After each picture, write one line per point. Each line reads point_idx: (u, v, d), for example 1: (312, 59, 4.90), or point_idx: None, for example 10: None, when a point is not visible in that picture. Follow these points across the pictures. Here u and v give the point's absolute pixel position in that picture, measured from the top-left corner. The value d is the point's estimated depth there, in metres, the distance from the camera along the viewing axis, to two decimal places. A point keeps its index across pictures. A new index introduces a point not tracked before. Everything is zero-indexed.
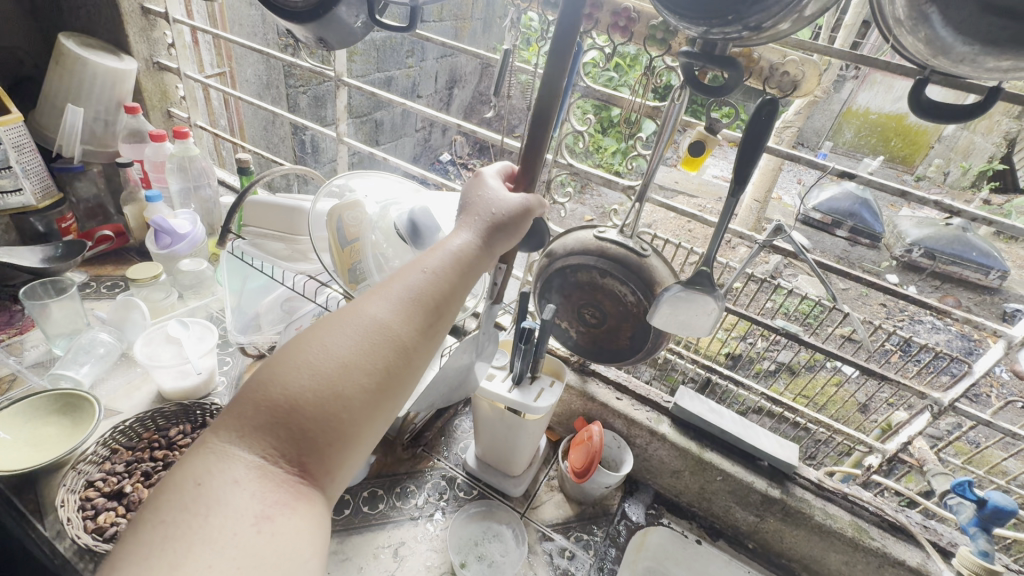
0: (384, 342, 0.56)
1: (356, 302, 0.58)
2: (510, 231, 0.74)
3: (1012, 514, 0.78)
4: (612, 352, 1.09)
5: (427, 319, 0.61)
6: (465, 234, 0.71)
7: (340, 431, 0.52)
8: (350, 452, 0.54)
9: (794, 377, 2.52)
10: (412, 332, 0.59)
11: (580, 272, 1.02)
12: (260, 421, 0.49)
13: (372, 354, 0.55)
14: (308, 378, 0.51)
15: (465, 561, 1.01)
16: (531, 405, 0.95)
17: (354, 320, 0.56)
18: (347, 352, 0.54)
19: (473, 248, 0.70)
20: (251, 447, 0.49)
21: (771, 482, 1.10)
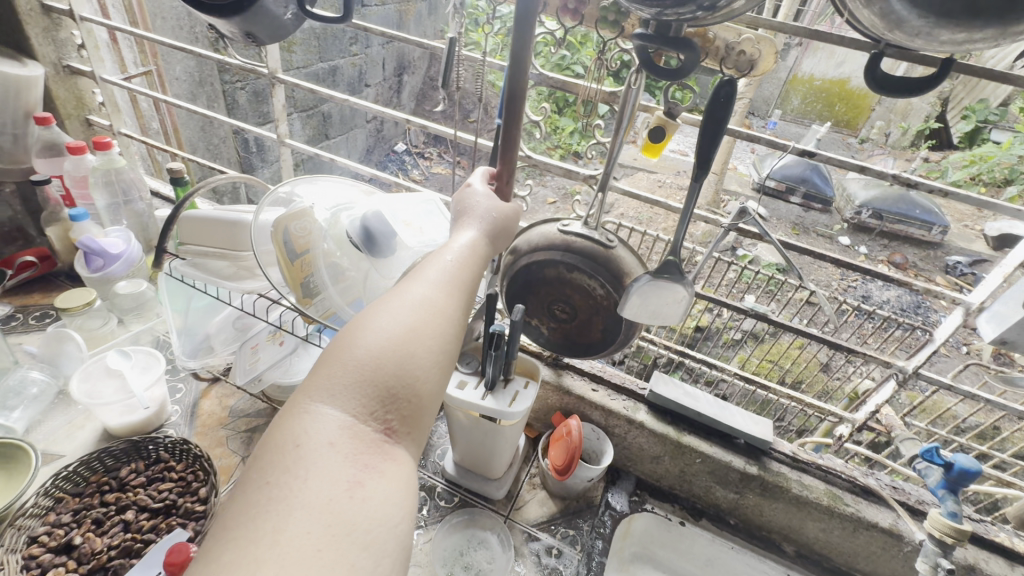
0: (442, 311, 0.58)
1: (406, 279, 0.60)
2: (502, 232, 0.80)
3: (977, 474, 0.81)
4: (585, 348, 1.07)
5: (470, 296, 0.64)
6: (476, 227, 0.75)
7: (415, 396, 0.53)
8: (422, 420, 0.55)
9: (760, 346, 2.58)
10: (461, 305, 0.62)
11: (547, 268, 0.98)
12: (345, 385, 0.50)
13: (434, 324, 0.56)
14: (381, 342, 0.52)
15: (451, 574, 0.98)
16: (506, 410, 0.92)
17: (412, 294, 0.58)
18: (413, 321, 0.55)
19: (484, 240, 0.74)
20: (337, 411, 0.49)
21: (748, 460, 1.12)
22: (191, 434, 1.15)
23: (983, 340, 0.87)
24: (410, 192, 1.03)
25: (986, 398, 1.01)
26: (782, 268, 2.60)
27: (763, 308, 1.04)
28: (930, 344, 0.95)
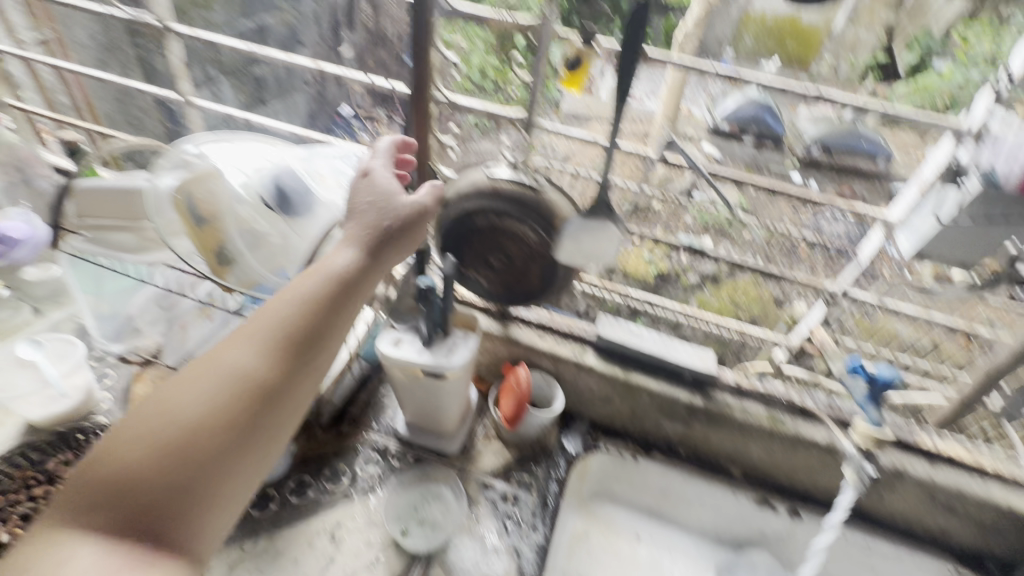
0: (233, 392, 0.60)
1: (197, 367, 0.62)
2: (406, 234, 0.75)
3: (896, 382, 0.85)
4: (526, 296, 1.06)
5: (275, 367, 0.63)
6: (352, 250, 0.72)
7: (179, 488, 0.54)
8: (198, 514, 0.55)
9: (719, 284, 2.62)
10: (263, 382, 0.62)
11: (477, 216, 0.95)
12: (89, 502, 0.52)
13: (215, 409, 0.59)
14: (147, 442, 0.55)
15: (406, 528, 0.99)
16: (444, 363, 0.90)
17: (223, 363, 0.61)
18: (216, 391, 0.60)
19: (364, 261, 0.71)
20: (88, 534, 0.51)
21: (694, 392, 1.15)
22: (125, 420, 1.09)
23: None
24: (325, 149, 0.97)
25: (909, 314, 1.03)
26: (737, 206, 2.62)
27: (699, 243, 1.04)
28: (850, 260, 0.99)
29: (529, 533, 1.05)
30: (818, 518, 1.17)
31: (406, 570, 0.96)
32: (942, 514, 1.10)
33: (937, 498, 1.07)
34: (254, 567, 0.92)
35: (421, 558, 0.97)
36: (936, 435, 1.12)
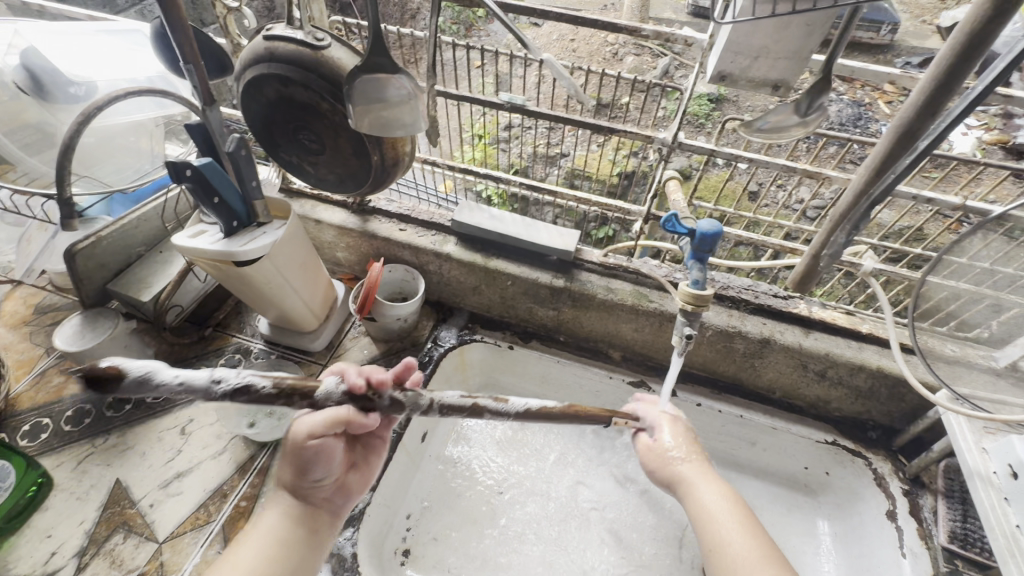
0: (298, 469, 0.65)
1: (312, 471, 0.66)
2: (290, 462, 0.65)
3: (717, 237, 0.75)
4: (351, 179, 0.98)
5: (292, 480, 0.66)
6: (293, 476, 0.66)
7: (299, 479, 0.65)
8: (305, 479, 0.65)
9: (687, 182, 2.12)
10: (293, 461, 0.64)
11: (265, 88, 0.86)
12: (285, 507, 0.66)
13: (298, 464, 0.64)
14: (299, 476, 0.65)
15: (253, 421, 1.00)
16: (237, 251, 0.85)
17: (260, 531, 0.64)
18: (256, 565, 0.61)
19: (290, 478, 0.66)
20: (281, 507, 0.66)
21: (557, 274, 1.09)
22: None
23: (705, 78, 0.71)
24: (69, 33, 1.01)
25: (748, 160, 1.03)
26: (708, 93, 2.32)
27: (520, 99, 1.01)
28: (712, 57, 0.70)
29: None
30: (694, 395, 1.15)
31: (251, 458, 0.98)
32: (816, 382, 1.06)
33: (808, 367, 1.03)
34: (102, 460, 0.96)
35: (269, 446, 1.00)
36: (815, 304, 1.05)
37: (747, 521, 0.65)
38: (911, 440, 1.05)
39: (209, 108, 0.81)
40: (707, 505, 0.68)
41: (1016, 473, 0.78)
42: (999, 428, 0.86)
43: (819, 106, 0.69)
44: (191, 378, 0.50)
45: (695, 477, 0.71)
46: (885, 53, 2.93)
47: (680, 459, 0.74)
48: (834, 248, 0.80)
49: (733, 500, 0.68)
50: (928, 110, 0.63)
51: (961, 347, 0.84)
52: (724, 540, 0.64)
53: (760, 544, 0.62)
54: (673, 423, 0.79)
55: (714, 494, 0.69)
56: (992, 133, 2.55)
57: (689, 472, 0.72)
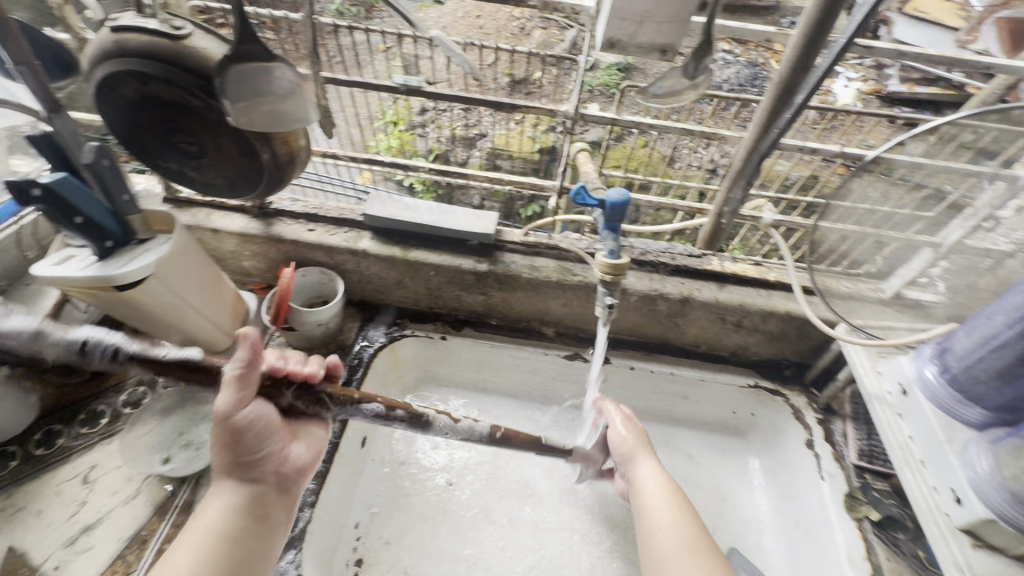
0: (233, 448, 0.68)
1: (245, 449, 0.69)
2: (224, 445, 0.68)
3: (626, 205, 0.76)
4: (243, 181, 0.90)
5: (229, 465, 0.69)
6: (224, 463, 0.69)
7: (237, 459, 0.69)
8: (242, 453, 0.69)
9: (604, 152, 2.16)
10: (225, 443, 0.67)
11: (121, 87, 0.76)
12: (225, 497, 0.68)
13: (234, 444, 0.68)
14: (235, 457, 0.69)
15: (168, 456, 0.92)
16: (114, 274, 0.75)
17: (205, 520, 0.66)
18: (202, 554, 0.63)
19: (225, 463, 0.69)
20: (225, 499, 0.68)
21: (479, 258, 1.07)
22: None
23: (595, 47, 0.70)
24: None
25: (650, 126, 1.05)
26: (614, 63, 2.35)
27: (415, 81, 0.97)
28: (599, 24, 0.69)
29: None
30: (627, 359, 1.18)
31: (171, 496, 0.90)
32: (734, 332, 1.12)
33: (726, 318, 1.09)
34: None
35: (190, 480, 0.92)
36: (726, 259, 1.10)
37: (687, 535, 0.75)
38: (821, 373, 1.14)
39: (55, 114, 0.70)
40: (651, 510, 0.81)
41: (906, 390, 0.86)
42: (889, 351, 0.96)
43: (705, 68, 0.71)
44: (70, 336, 0.69)
45: (648, 476, 0.86)
46: (771, 15, 3.11)
47: (639, 456, 0.90)
48: (731, 203, 0.85)
49: (682, 515, 0.78)
50: (801, 65, 0.66)
51: (853, 283, 0.92)
52: (662, 549, 0.75)
53: (695, 533, 0.75)
54: (628, 420, 0.97)
55: (657, 498, 0.82)
56: (868, 84, 2.79)
57: (647, 472, 0.87)
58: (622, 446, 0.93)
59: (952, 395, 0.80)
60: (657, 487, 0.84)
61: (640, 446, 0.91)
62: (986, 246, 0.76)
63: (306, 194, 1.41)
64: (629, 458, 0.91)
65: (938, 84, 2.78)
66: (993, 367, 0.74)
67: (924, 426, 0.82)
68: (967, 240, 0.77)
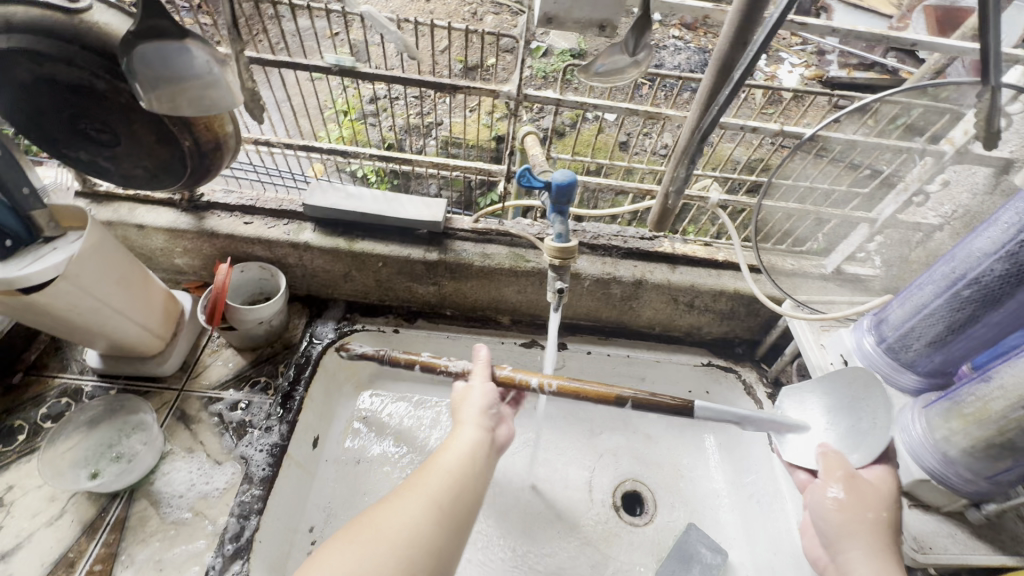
0: (473, 403, 0.76)
1: (460, 420, 0.74)
2: (459, 403, 0.77)
3: (573, 186, 0.74)
4: (165, 171, 0.83)
5: (476, 419, 0.74)
6: (466, 424, 0.73)
7: (481, 414, 0.74)
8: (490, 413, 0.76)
9: (559, 139, 2.14)
10: (478, 398, 0.76)
11: (11, 68, 0.67)
12: (479, 421, 0.73)
13: (466, 404, 0.76)
14: (478, 413, 0.75)
15: (95, 471, 0.86)
16: (16, 278, 0.69)
17: (454, 447, 0.69)
18: (454, 472, 0.66)
19: (477, 417, 0.74)
20: (471, 433, 0.72)
21: (429, 247, 1.03)
22: None
23: (533, 23, 0.68)
24: None
25: (595, 107, 1.04)
26: (566, 48, 2.33)
27: (349, 61, 0.92)
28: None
29: (262, 436, 0.92)
30: (584, 344, 1.20)
31: (101, 513, 0.84)
32: (687, 312, 1.14)
33: (678, 299, 1.10)
34: None
35: (122, 495, 0.86)
36: (677, 240, 1.11)
37: None
38: (769, 349, 1.17)
39: None
40: None
41: (847, 361, 0.89)
42: (830, 325, 0.99)
43: (646, 44, 0.70)
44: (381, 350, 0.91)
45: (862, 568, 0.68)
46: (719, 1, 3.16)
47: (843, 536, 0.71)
48: (677, 182, 0.84)
49: None
50: (740, 40, 0.66)
51: (798, 261, 0.94)
52: None
53: None
54: (853, 488, 0.73)
55: None
56: (811, 69, 2.90)
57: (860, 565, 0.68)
58: (829, 517, 0.73)
59: (888, 363, 0.83)
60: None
61: (855, 525, 0.71)
62: (918, 219, 0.81)
63: (244, 185, 1.33)
64: (833, 544, 0.72)
65: (874, 69, 2.91)
66: (925, 334, 0.77)
67: None
68: (900, 215, 0.81)
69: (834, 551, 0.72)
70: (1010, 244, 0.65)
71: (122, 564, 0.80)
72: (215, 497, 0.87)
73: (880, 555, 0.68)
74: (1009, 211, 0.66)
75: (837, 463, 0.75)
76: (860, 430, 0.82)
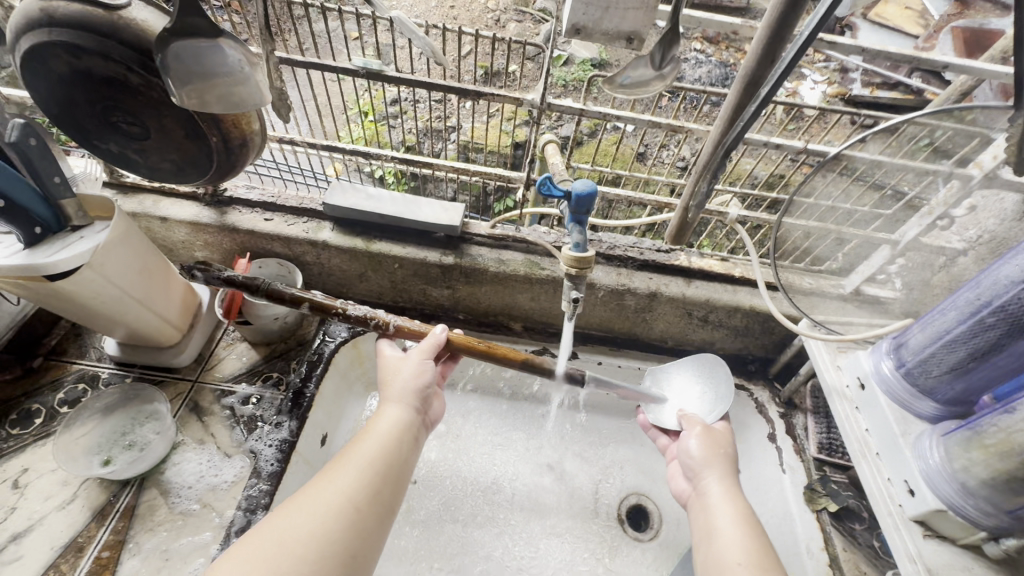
0: (400, 381, 0.77)
1: (387, 401, 0.75)
2: (388, 382, 0.78)
3: (593, 196, 0.74)
4: (191, 166, 0.85)
5: (405, 401, 0.74)
6: (393, 405, 0.74)
7: (406, 393, 0.75)
8: (418, 392, 0.76)
9: (577, 147, 2.15)
10: (405, 377, 0.77)
11: (51, 61, 0.69)
12: (407, 402, 0.74)
13: (393, 382, 0.77)
14: (405, 392, 0.75)
15: (108, 458, 0.87)
16: (42, 264, 0.70)
17: (377, 429, 0.70)
18: (377, 454, 0.66)
19: (405, 399, 0.74)
20: (396, 414, 0.72)
21: (445, 251, 1.04)
22: None
23: (560, 32, 0.68)
24: None
25: (617, 117, 1.04)
26: (588, 57, 2.34)
27: (376, 63, 0.93)
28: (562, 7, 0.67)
29: (271, 432, 0.91)
30: (594, 354, 1.19)
31: (111, 500, 0.85)
32: (701, 327, 1.13)
33: (693, 313, 1.09)
34: None
35: (133, 483, 0.87)
36: (694, 254, 1.10)
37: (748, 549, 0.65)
38: (784, 368, 1.16)
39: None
40: (715, 525, 0.70)
41: (864, 384, 0.88)
42: (849, 346, 0.97)
43: (672, 57, 0.69)
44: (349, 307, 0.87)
45: (719, 493, 0.74)
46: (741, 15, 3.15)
47: (703, 469, 0.78)
48: (698, 196, 0.83)
49: (751, 541, 0.66)
50: (768, 57, 0.65)
51: (817, 280, 0.93)
52: (720, 559, 0.65)
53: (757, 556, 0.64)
54: (708, 434, 0.82)
55: (725, 512, 0.71)
56: (834, 87, 2.87)
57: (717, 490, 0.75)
58: (689, 456, 0.80)
59: (907, 389, 0.81)
60: (726, 505, 0.72)
61: (715, 462, 0.78)
62: (940, 243, 0.78)
63: (265, 182, 1.35)
64: (696, 475, 0.78)
65: (897, 89, 2.88)
66: (946, 360, 0.75)
67: (880, 420, 0.84)
68: (923, 238, 0.79)
69: (695, 482, 0.78)
70: None
71: (129, 551, 0.81)
72: (224, 489, 0.88)
73: (732, 480, 0.76)
74: None
75: (696, 420, 0.84)
76: (712, 399, 0.93)
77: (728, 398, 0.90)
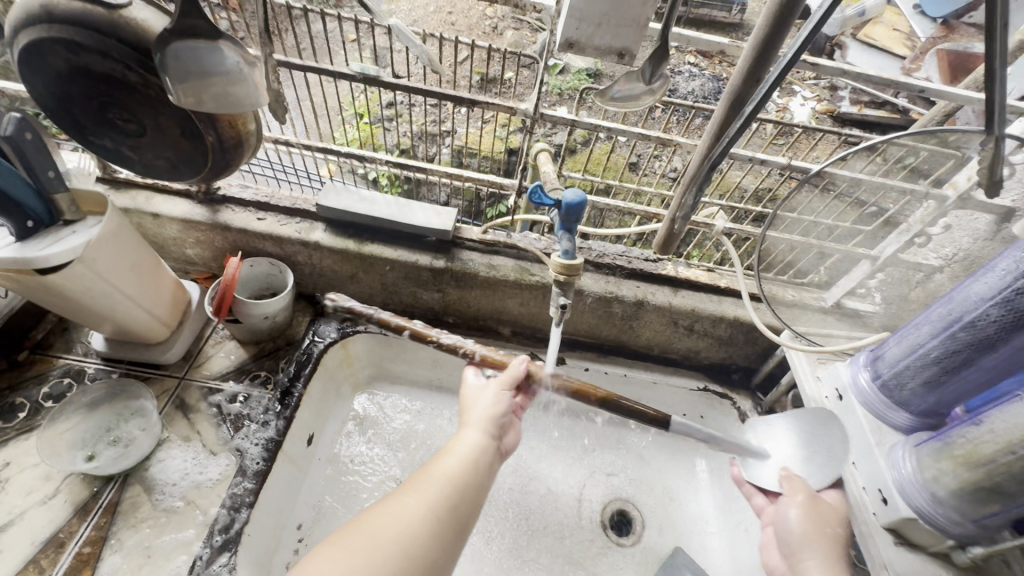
0: (480, 405, 0.77)
1: (466, 424, 0.75)
2: (467, 407, 0.78)
3: (582, 206, 0.76)
4: (186, 164, 0.85)
5: (483, 425, 0.74)
6: (472, 429, 0.73)
7: (485, 419, 0.75)
8: (497, 419, 0.76)
9: (570, 155, 2.17)
10: (485, 402, 0.77)
11: (49, 56, 0.70)
12: (485, 426, 0.74)
13: (472, 407, 0.77)
14: (484, 418, 0.75)
15: (93, 453, 0.87)
16: (34, 258, 0.71)
17: (457, 450, 0.70)
18: (455, 476, 0.66)
19: (484, 424, 0.74)
20: (475, 438, 0.72)
21: (437, 255, 1.05)
22: None
23: (554, 46, 0.70)
24: None
25: (608, 129, 1.06)
26: (582, 67, 2.37)
27: (373, 68, 0.94)
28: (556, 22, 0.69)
29: (259, 431, 0.91)
30: (582, 360, 1.21)
31: (93, 496, 0.85)
32: (686, 336, 1.15)
33: (679, 322, 1.11)
34: None
35: (116, 479, 0.87)
36: (680, 264, 1.12)
37: None
38: (766, 377, 1.18)
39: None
40: None
41: (841, 395, 0.90)
42: (829, 358, 1.00)
43: (661, 73, 0.71)
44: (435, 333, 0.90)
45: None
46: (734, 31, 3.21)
47: (805, 550, 0.79)
48: (684, 208, 0.85)
49: None
50: (753, 77, 0.68)
51: (798, 292, 0.95)
52: None
53: None
54: (813, 505, 0.82)
55: None
56: (822, 104, 2.94)
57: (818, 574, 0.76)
58: (791, 530, 0.82)
59: (882, 400, 0.84)
60: None
61: (818, 540, 0.79)
62: (918, 259, 0.82)
63: (258, 181, 1.35)
64: (796, 554, 0.80)
65: (884, 108, 2.95)
66: (919, 373, 0.78)
67: (856, 430, 0.86)
68: (901, 254, 0.82)
69: (794, 561, 0.80)
70: (1007, 290, 0.66)
71: (111, 548, 0.80)
72: (208, 486, 0.88)
73: (835, 566, 0.77)
74: (1007, 258, 0.67)
75: (800, 488, 0.84)
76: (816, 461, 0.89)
77: (841, 464, 0.87)
